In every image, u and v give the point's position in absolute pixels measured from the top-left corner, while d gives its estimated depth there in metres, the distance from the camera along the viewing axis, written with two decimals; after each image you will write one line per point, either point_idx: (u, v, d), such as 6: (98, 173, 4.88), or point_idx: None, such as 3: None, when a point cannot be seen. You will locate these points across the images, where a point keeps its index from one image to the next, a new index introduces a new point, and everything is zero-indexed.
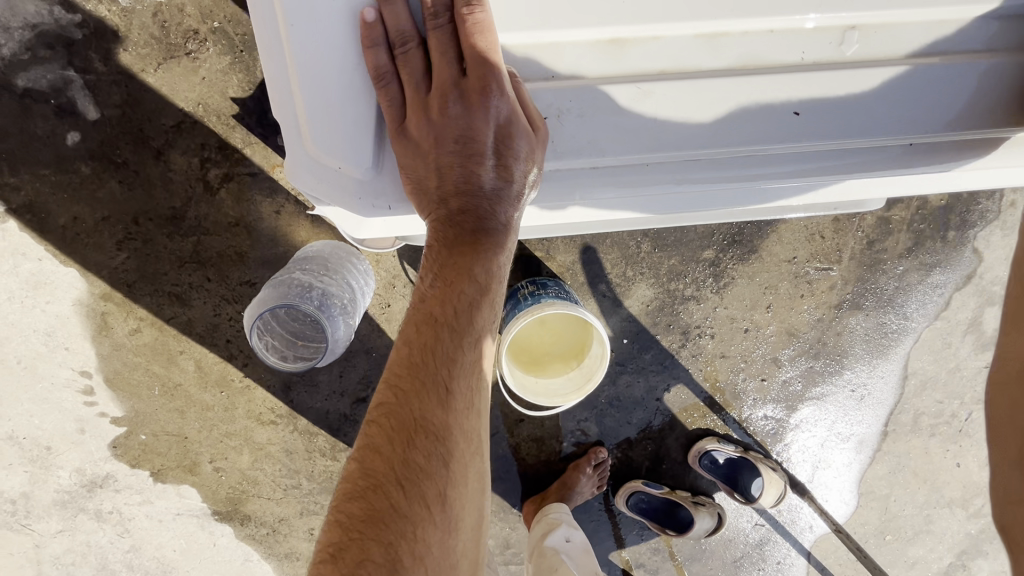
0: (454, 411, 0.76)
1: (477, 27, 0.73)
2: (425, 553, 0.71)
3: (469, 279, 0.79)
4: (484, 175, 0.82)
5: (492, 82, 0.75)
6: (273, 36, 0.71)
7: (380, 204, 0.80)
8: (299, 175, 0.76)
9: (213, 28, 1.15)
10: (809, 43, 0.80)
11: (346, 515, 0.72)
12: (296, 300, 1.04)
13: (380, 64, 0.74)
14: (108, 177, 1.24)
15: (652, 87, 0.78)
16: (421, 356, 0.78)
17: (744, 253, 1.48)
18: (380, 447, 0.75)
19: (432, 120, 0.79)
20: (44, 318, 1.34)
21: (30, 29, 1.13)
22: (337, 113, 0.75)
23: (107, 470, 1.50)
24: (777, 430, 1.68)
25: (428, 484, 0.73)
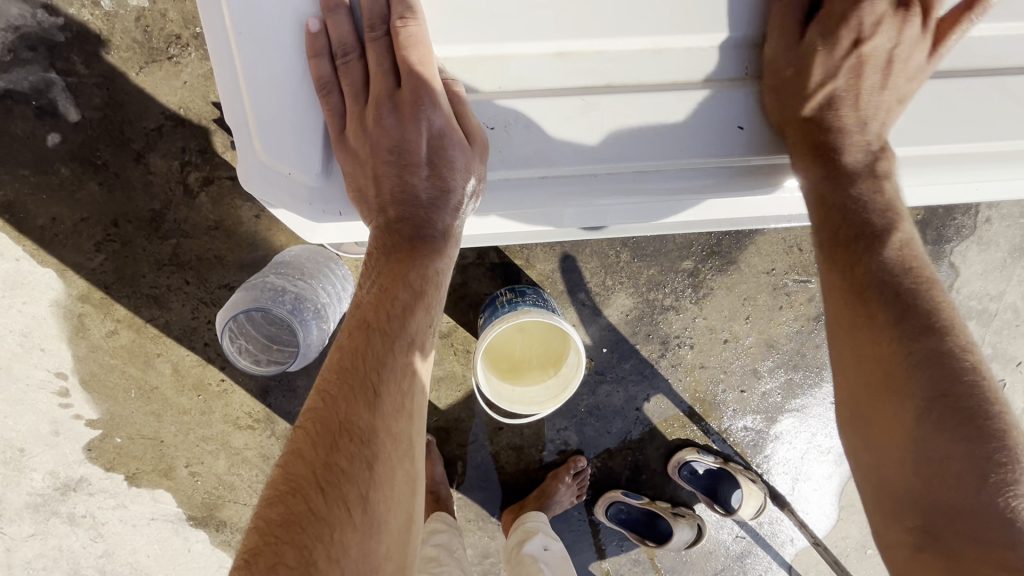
0: (382, 413, 0.76)
1: (411, 40, 0.75)
2: (342, 555, 0.69)
3: (402, 286, 0.81)
4: (419, 184, 0.85)
5: (422, 95, 0.78)
6: (220, 46, 0.72)
7: (331, 210, 0.79)
8: (253, 182, 0.75)
9: (195, 33, 1.16)
10: (753, 59, 0.81)
11: (264, 520, 0.70)
12: (269, 304, 1.04)
13: (323, 74, 0.77)
14: (87, 179, 1.24)
15: (597, 99, 0.77)
16: (351, 360, 0.79)
17: (723, 264, 1.49)
18: (305, 450, 0.74)
19: (368, 131, 0.81)
20: (20, 318, 1.34)
21: (12, 31, 1.14)
22: (287, 121, 0.75)
23: (81, 473, 1.48)
24: (757, 441, 1.68)
25: (351, 486, 0.72)
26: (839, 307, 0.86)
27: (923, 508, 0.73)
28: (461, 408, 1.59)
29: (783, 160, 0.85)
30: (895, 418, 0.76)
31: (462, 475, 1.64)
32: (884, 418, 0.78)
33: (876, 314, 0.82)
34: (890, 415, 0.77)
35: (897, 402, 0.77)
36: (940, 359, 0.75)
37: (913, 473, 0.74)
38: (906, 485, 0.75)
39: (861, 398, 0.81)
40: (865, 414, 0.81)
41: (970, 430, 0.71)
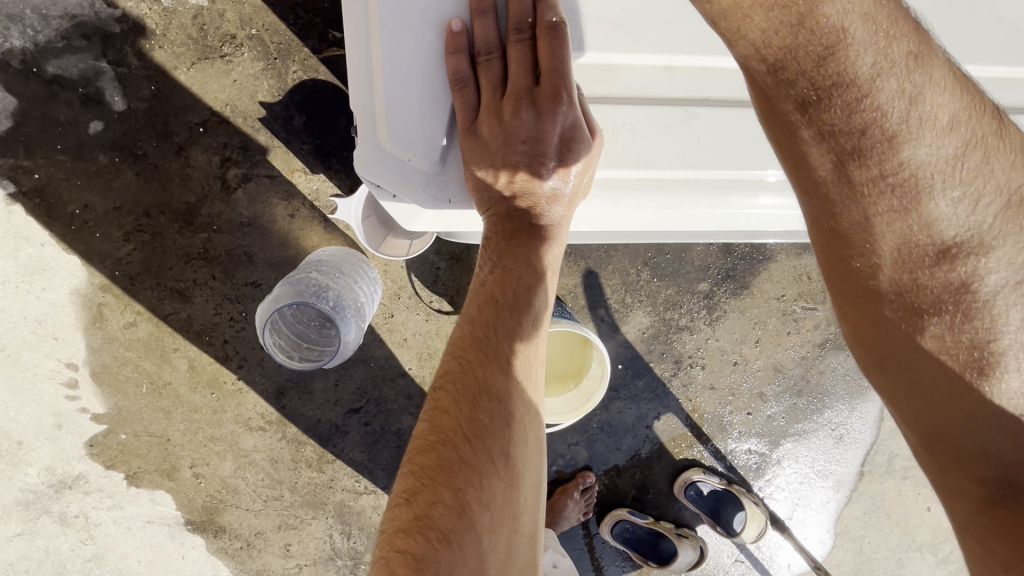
0: (515, 378, 0.79)
1: (557, 41, 0.75)
2: (491, 500, 0.73)
3: (526, 266, 0.84)
4: (546, 176, 0.81)
5: (563, 90, 0.76)
6: (360, 41, 0.76)
7: (442, 197, 0.82)
8: (369, 167, 0.77)
9: (251, 34, 1.19)
10: None
11: (418, 465, 0.75)
12: (312, 300, 1.07)
13: (460, 70, 0.77)
14: (125, 168, 1.24)
15: (697, 109, 0.86)
16: (483, 331, 0.82)
17: (737, 288, 1.55)
18: (447, 406, 0.78)
19: (504, 123, 0.78)
20: (37, 305, 1.31)
21: (68, 19, 1.16)
22: (412, 111, 0.78)
23: (79, 470, 1.43)
24: (760, 464, 1.72)
25: (494, 442, 0.75)
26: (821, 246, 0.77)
27: (994, 458, 0.72)
28: None
29: (777, 176, 0.90)
30: (943, 369, 0.73)
31: None
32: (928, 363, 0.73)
33: (857, 231, 0.74)
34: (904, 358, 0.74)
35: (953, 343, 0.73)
36: (906, 253, 0.73)
37: (990, 427, 0.72)
38: (959, 436, 0.73)
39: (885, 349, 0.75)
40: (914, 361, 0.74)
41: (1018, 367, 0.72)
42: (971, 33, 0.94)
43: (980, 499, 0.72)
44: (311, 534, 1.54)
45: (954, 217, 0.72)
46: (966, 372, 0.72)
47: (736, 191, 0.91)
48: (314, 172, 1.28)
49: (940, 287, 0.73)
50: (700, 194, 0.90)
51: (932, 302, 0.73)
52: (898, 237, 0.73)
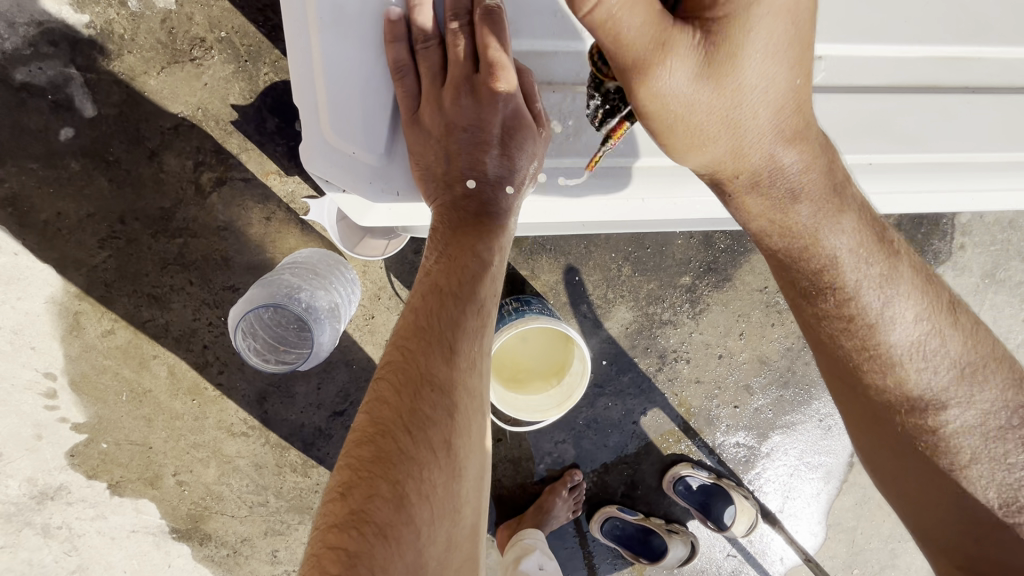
0: (460, 367, 0.76)
1: (494, 27, 0.78)
2: (431, 492, 0.71)
3: (473, 255, 0.80)
4: (489, 160, 0.83)
5: (501, 75, 0.79)
6: (298, 29, 0.75)
7: (389, 189, 0.85)
8: (315, 160, 0.78)
9: (220, 37, 1.19)
10: None
11: (354, 458, 0.72)
12: (283, 302, 1.06)
13: (400, 58, 0.81)
14: (97, 175, 1.24)
15: None
16: (426, 319, 0.78)
17: (719, 281, 1.55)
18: (388, 398, 0.75)
19: (444, 110, 0.82)
20: (13, 315, 1.30)
21: (35, 25, 1.15)
22: (355, 103, 0.79)
23: (61, 480, 1.42)
24: (749, 457, 1.71)
25: (435, 432, 0.73)
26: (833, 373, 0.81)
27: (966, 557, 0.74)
28: None
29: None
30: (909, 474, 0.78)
31: None
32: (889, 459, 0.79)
33: (872, 372, 0.79)
34: (912, 470, 0.77)
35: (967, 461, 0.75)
36: (928, 406, 0.77)
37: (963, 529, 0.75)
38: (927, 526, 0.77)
39: (886, 463, 0.79)
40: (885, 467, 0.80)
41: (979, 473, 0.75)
42: (932, 14, 0.92)
43: None
44: (299, 539, 1.53)
45: (926, 382, 0.77)
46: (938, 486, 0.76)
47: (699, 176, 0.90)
48: (288, 173, 1.28)
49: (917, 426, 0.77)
50: (665, 187, 0.91)
51: (906, 434, 0.78)
52: (916, 392, 0.77)
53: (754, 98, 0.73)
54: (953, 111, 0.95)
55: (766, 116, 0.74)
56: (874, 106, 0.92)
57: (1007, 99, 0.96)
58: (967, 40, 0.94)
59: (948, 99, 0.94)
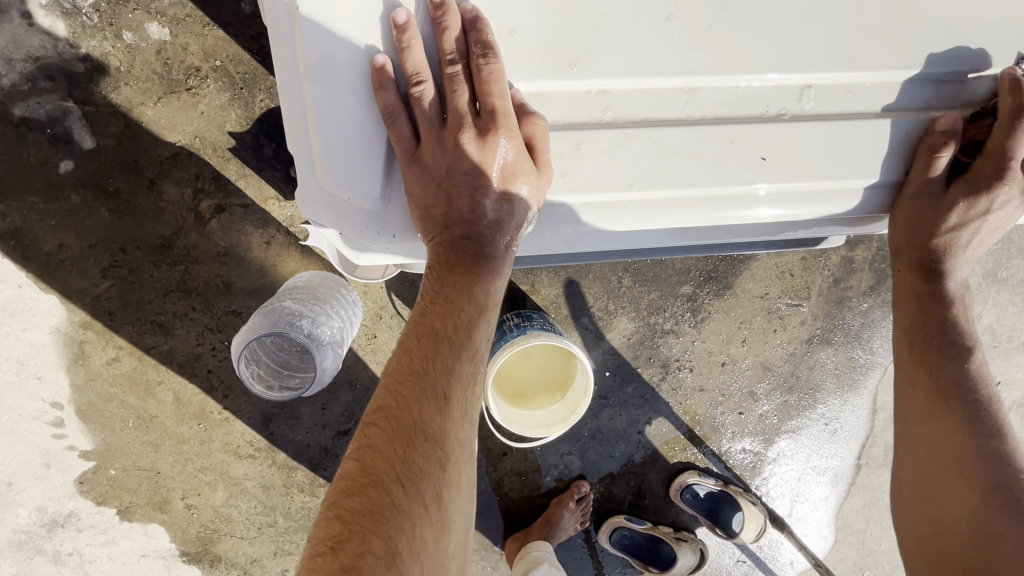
0: (451, 417, 0.80)
1: (493, 77, 0.79)
2: (422, 549, 0.73)
3: (468, 298, 0.85)
4: (487, 205, 0.87)
5: (501, 124, 0.81)
6: (292, 79, 0.75)
7: (385, 233, 0.85)
8: (311, 206, 0.79)
9: (215, 66, 1.19)
10: (773, 97, 0.89)
11: (346, 509, 0.73)
12: (285, 329, 1.06)
13: (390, 103, 0.78)
14: (98, 206, 1.25)
15: (637, 131, 0.85)
16: (420, 364, 0.82)
17: (720, 289, 1.55)
18: (381, 446, 0.77)
19: (444, 152, 0.84)
20: (18, 346, 1.31)
21: (31, 61, 1.16)
22: (349, 149, 0.79)
23: (70, 508, 1.43)
24: (755, 464, 1.71)
25: (428, 484, 0.76)
26: (929, 403, 1.03)
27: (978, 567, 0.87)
28: None
29: (769, 188, 0.91)
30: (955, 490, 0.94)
31: None
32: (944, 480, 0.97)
33: (965, 412, 0.99)
34: (965, 496, 0.93)
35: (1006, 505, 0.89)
36: (1005, 458, 0.93)
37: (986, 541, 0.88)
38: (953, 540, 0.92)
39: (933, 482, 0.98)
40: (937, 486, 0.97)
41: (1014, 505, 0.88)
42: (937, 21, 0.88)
43: None
44: None
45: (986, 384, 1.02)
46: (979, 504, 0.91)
47: (690, 208, 0.91)
48: (286, 198, 1.28)
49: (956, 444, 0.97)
50: (669, 205, 0.90)
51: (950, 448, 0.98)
52: (999, 442, 0.95)
53: (987, 227, 1.02)
54: None
55: (977, 241, 1.04)
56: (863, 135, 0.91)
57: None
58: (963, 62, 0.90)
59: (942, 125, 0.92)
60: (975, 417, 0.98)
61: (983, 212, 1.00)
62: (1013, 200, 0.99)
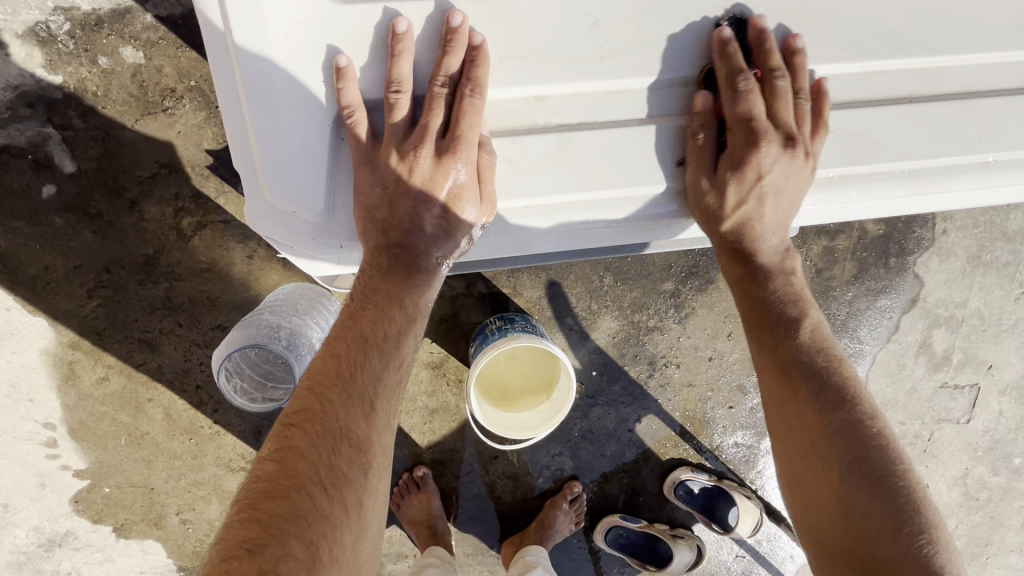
0: (376, 424, 0.82)
1: (471, 108, 0.83)
2: (340, 553, 0.72)
3: (399, 308, 0.89)
4: (427, 220, 0.91)
5: (462, 150, 0.84)
6: (232, 99, 0.78)
7: (332, 244, 0.87)
8: (258, 220, 0.82)
9: (190, 86, 1.22)
10: (704, 97, 0.91)
11: (265, 513, 0.71)
12: (264, 340, 1.08)
13: (352, 104, 0.81)
14: (81, 228, 1.27)
15: (572, 135, 0.85)
16: (349, 369, 0.84)
17: (702, 284, 1.55)
18: (306, 449, 0.76)
19: (402, 163, 0.87)
20: (9, 368, 1.34)
21: (11, 90, 1.19)
22: (291, 165, 0.80)
23: (67, 527, 1.44)
24: (749, 457, 1.70)
25: (351, 490, 0.76)
26: (776, 386, 0.97)
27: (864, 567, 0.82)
28: (455, 439, 1.58)
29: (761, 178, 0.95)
30: (828, 485, 0.88)
31: (459, 508, 1.62)
32: (811, 477, 0.91)
33: (809, 388, 0.94)
34: (830, 485, 0.88)
35: (880, 479, 0.85)
36: (852, 428, 0.90)
37: (876, 540, 0.82)
38: (834, 538, 0.86)
39: (805, 472, 0.92)
40: (812, 483, 0.91)
41: (881, 487, 0.85)
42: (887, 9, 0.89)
43: None
44: None
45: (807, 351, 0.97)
46: (864, 501, 0.85)
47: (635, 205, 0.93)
48: None
49: (845, 429, 0.90)
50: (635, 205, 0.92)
51: (825, 434, 0.91)
52: (844, 413, 0.91)
53: (770, 192, 0.96)
54: (902, 127, 0.94)
55: (773, 208, 0.98)
56: (805, 131, 0.93)
57: (958, 106, 0.95)
58: (893, 56, 0.91)
59: (882, 115, 0.93)
60: (818, 390, 0.93)
61: (755, 177, 0.95)
62: (779, 159, 0.93)
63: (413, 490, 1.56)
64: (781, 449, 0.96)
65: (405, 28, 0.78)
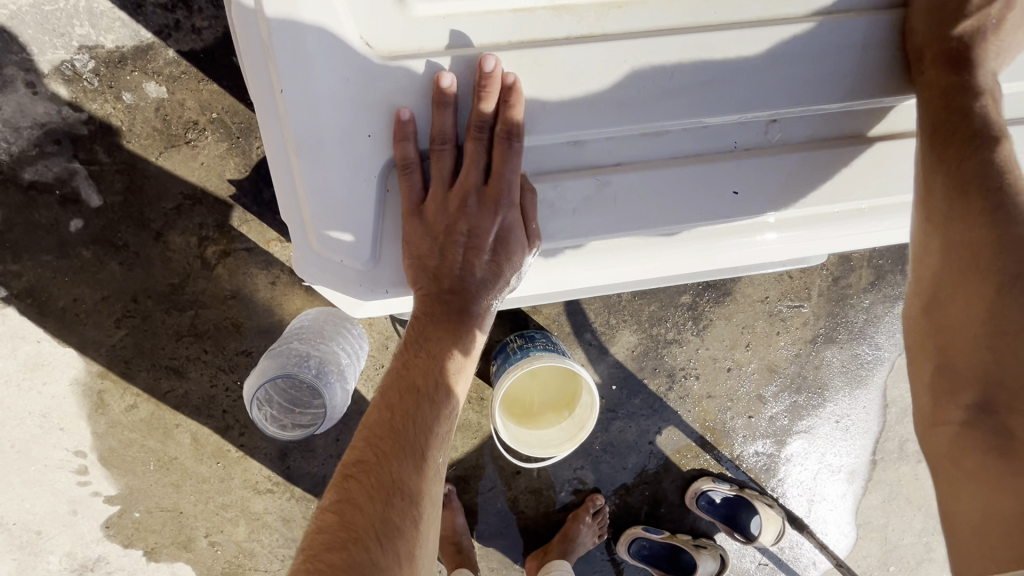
0: (428, 474, 0.83)
1: (513, 152, 0.83)
2: None
3: (450, 357, 0.89)
4: (475, 266, 0.90)
5: (506, 195, 0.85)
6: (281, 155, 0.80)
7: (379, 288, 0.88)
8: (306, 268, 0.84)
9: (212, 118, 1.24)
10: (739, 133, 0.88)
11: (326, 564, 0.73)
12: (295, 369, 1.09)
13: (409, 156, 0.82)
14: (108, 260, 1.29)
15: (609, 178, 0.86)
16: (402, 420, 0.85)
17: (719, 296, 1.56)
18: (362, 503, 0.79)
19: (449, 212, 0.87)
20: (40, 399, 1.36)
21: (38, 127, 1.21)
22: (338, 215, 0.82)
23: (99, 552, 1.46)
24: (770, 466, 1.71)
25: (404, 541, 0.77)
26: (947, 201, 0.82)
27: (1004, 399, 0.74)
28: (477, 455, 1.59)
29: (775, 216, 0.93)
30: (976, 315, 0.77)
31: (483, 523, 1.63)
32: (959, 303, 0.79)
33: (987, 203, 0.79)
34: (975, 310, 0.77)
35: (1000, 302, 0.75)
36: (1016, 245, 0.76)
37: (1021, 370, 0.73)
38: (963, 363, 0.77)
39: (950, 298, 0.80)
40: (948, 313, 0.80)
41: None
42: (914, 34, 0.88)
43: (960, 421, 0.76)
44: None
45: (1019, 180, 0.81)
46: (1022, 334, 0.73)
47: (664, 245, 0.94)
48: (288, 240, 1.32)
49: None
50: (666, 242, 0.93)
51: (993, 261, 0.77)
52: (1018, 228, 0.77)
53: None
54: None
55: None
56: (830, 170, 0.91)
57: None
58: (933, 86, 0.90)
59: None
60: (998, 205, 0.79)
61: None
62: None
63: None
64: (920, 272, 0.84)
65: (449, 83, 0.79)
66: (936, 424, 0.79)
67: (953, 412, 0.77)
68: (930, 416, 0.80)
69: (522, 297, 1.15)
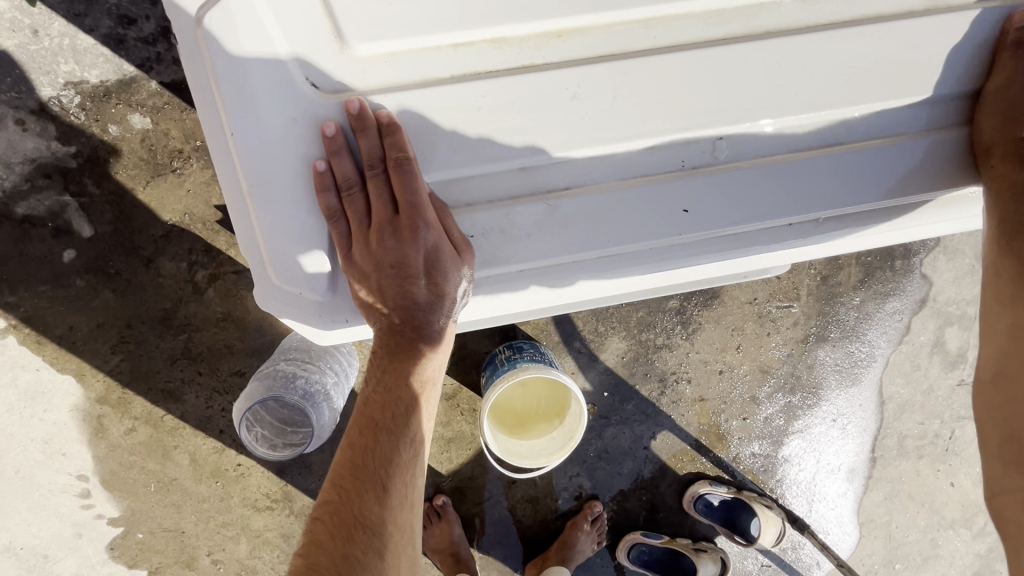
0: (390, 505, 0.86)
1: (408, 176, 0.81)
2: None
3: (403, 386, 0.91)
4: (417, 292, 0.90)
5: (419, 219, 0.84)
6: (237, 197, 0.82)
7: (338, 318, 0.90)
8: (269, 301, 0.86)
9: (197, 146, 1.27)
10: (687, 151, 0.87)
11: None
12: (282, 391, 1.11)
13: (331, 205, 0.84)
14: (102, 288, 1.32)
15: (558, 201, 0.85)
16: (362, 456, 0.89)
17: (707, 300, 1.57)
18: (324, 541, 0.84)
19: (371, 250, 0.88)
20: (42, 425, 1.39)
21: (29, 162, 1.25)
22: (294, 249, 0.85)
23: (105, 573, 1.49)
24: (767, 466, 1.70)
25: (365, 574, 0.81)
26: (1013, 285, 0.91)
27: None
28: (473, 466, 1.60)
29: (743, 229, 0.91)
30: None
31: (482, 533, 1.64)
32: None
33: None
34: None
35: None
36: None
37: None
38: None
39: (1019, 373, 0.87)
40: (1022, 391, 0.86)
41: None
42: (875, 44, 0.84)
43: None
44: None
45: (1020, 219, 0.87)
46: None
47: (625, 263, 0.92)
48: None
49: None
50: (624, 259, 0.91)
51: None
52: None
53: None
54: (901, 162, 0.90)
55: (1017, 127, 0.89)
56: (786, 182, 0.88)
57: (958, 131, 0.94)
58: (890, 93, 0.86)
59: (886, 156, 0.89)
60: None
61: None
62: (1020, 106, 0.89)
63: (434, 520, 1.59)
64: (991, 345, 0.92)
65: (334, 130, 0.80)
66: (1002, 494, 0.86)
67: (1018, 479, 0.84)
68: (997, 482, 0.87)
69: (496, 319, 1.13)
